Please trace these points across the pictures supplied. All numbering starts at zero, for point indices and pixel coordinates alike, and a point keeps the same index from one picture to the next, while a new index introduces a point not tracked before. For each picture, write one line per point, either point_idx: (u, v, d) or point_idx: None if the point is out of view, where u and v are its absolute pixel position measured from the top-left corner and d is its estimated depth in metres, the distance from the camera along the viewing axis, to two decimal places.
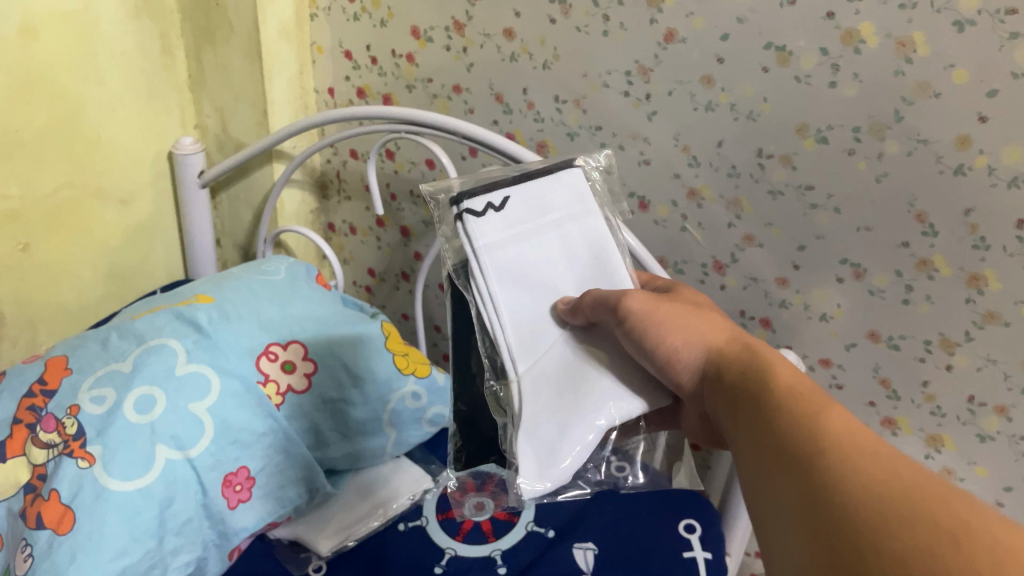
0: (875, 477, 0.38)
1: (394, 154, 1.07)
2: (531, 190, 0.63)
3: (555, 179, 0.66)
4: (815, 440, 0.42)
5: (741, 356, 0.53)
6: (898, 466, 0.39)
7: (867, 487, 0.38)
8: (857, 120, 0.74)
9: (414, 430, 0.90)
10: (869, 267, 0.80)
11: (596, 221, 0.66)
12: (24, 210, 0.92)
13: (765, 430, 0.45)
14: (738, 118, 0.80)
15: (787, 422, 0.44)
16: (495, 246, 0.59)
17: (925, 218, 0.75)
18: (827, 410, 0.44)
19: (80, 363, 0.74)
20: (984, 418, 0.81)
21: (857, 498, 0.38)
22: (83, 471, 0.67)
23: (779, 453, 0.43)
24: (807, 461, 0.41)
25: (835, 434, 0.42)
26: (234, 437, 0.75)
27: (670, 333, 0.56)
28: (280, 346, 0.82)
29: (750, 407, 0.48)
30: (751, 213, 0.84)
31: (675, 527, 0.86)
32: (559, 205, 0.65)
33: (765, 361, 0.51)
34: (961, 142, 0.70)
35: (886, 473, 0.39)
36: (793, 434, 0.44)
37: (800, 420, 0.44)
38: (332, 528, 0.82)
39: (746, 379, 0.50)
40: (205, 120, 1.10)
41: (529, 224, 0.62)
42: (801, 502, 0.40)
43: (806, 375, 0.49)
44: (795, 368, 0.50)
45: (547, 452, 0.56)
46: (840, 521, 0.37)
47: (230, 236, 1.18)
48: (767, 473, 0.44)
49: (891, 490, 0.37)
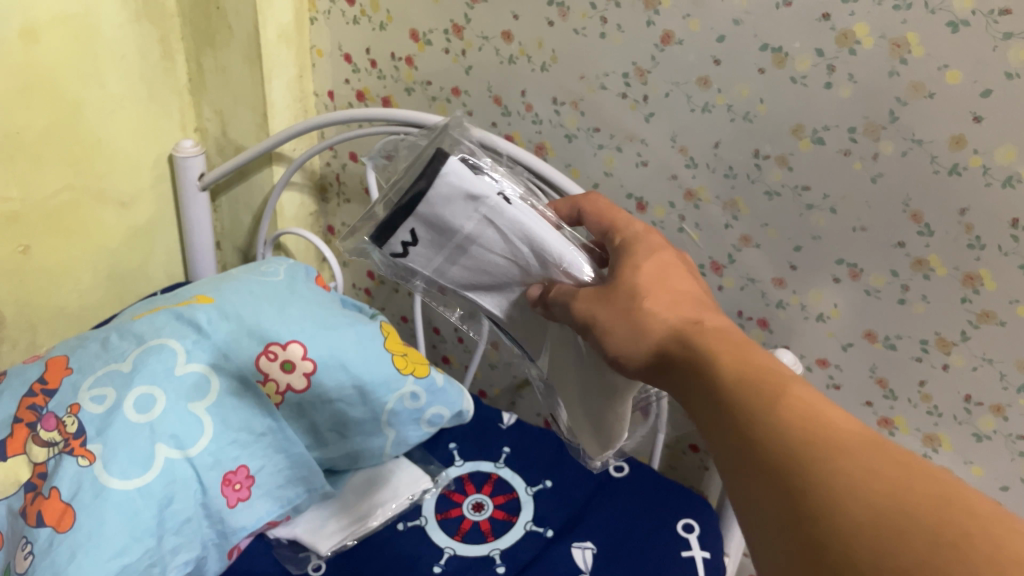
0: (859, 478, 0.35)
1: None
2: (425, 222, 0.56)
3: (433, 197, 0.55)
4: (786, 437, 0.38)
5: (702, 333, 0.48)
6: (878, 459, 0.35)
7: (848, 495, 0.34)
8: (853, 121, 0.74)
9: (413, 430, 0.90)
10: (865, 267, 0.81)
11: (506, 211, 0.56)
12: (24, 212, 0.92)
13: (728, 426, 0.41)
14: (735, 119, 0.80)
15: (754, 418, 0.40)
16: (439, 272, 0.60)
17: (921, 218, 0.75)
18: (789, 398, 0.40)
19: (80, 362, 0.75)
20: (981, 418, 0.82)
21: (837, 513, 0.34)
22: (83, 469, 0.67)
23: (744, 457, 0.39)
24: (780, 466, 0.37)
25: (801, 428, 0.38)
26: (234, 437, 0.76)
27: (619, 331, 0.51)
28: (280, 345, 0.81)
29: (707, 396, 0.44)
30: (748, 213, 0.85)
31: (673, 526, 0.86)
32: (459, 219, 0.56)
33: (716, 342, 0.46)
34: (955, 142, 0.71)
35: (865, 475, 0.35)
36: (761, 431, 0.39)
37: (763, 415, 0.40)
38: (332, 529, 0.82)
39: (699, 366, 0.46)
40: (205, 123, 1.10)
41: (448, 246, 0.58)
42: (781, 517, 0.36)
43: (768, 355, 0.44)
44: (755, 347, 0.46)
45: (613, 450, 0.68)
46: (826, 533, 0.34)
47: (230, 239, 1.18)
48: (742, 476, 0.39)
49: (878, 493, 0.34)
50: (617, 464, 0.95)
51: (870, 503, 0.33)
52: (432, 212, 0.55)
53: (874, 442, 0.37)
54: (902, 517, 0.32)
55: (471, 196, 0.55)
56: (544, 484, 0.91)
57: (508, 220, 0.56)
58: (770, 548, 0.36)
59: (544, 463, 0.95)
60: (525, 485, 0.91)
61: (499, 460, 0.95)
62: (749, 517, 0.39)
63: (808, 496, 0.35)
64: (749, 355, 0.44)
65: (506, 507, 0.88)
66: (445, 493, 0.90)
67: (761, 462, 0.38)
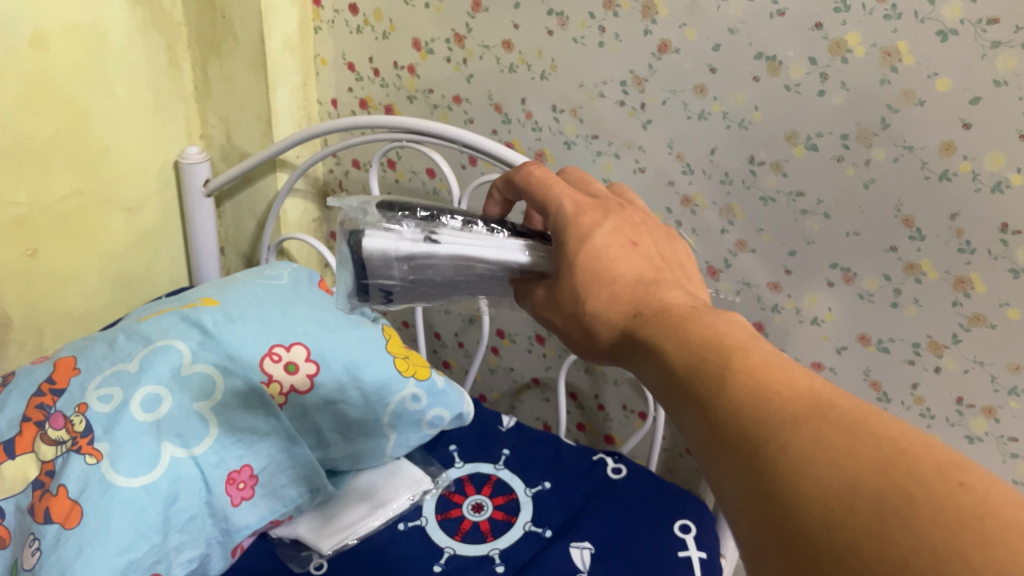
0: (805, 451, 0.34)
1: (395, 164, 1.09)
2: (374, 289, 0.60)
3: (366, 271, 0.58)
4: (734, 414, 0.38)
5: (655, 313, 0.48)
6: (823, 425, 0.35)
7: (800, 470, 0.34)
8: (845, 127, 0.76)
9: (414, 432, 0.92)
10: (859, 272, 0.82)
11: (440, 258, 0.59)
12: (32, 216, 0.94)
13: (686, 409, 0.41)
14: (731, 126, 0.82)
15: (705, 398, 0.40)
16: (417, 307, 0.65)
17: (912, 222, 0.77)
18: (735, 372, 0.39)
19: (88, 363, 0.76)
20: (973, 420, 0.83)
21: (791, 489, 0.34)
22: (90, 467, 0.68)
23: (703, 438, 0.39)
24: (736, 448, 0.37)
25: (752, 404, 0.37)
26: (237, 437, 0.77)
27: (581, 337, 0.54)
28: (284, 348, 0.83)
29: (666, 379, 0.44)
30: (743, 219, 0.86)
31: (671, 527, 0.87)
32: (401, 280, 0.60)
33: (671, 321, 0.46)
34: (945, 148, 0.72)
35: (816, 449, 0.34)
36: (712, 412, 0.39)
37: (717, 397, 0.39)
38: (333, 527, 0.83)
39: (658, 348, 0.45)
40: (210, 131, 1.12)
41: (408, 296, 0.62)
42: (742, 501, 0.36)
43: (712, 326, 0.44)
44: (701, 320, 0.45)
45: None
46: (783, 512, 0.33)
47: (233, 245, 1.20)
48: (704, 458, 0.39)
49: (824, 464, 0.33)
50: (616, 465, 0.97)
51: (818, 476, 0.33)
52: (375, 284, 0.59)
53: (819, 406, 0.36)
54: (854, 491, 0.32)
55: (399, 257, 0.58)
56: (542, 486, 0.93)
57: (443, 258, 0.59)
58: (737, 531, 0.36)
59: (543, 465, 0.96)
60: (524, 486, 0.93)
61: (499, 462, 0.96)
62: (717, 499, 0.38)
63: (764, 478, 0.35)
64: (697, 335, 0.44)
65: (505, 508, 0.90)
66: (445, 494, 0.91)
67: (720, 444, 0.38)
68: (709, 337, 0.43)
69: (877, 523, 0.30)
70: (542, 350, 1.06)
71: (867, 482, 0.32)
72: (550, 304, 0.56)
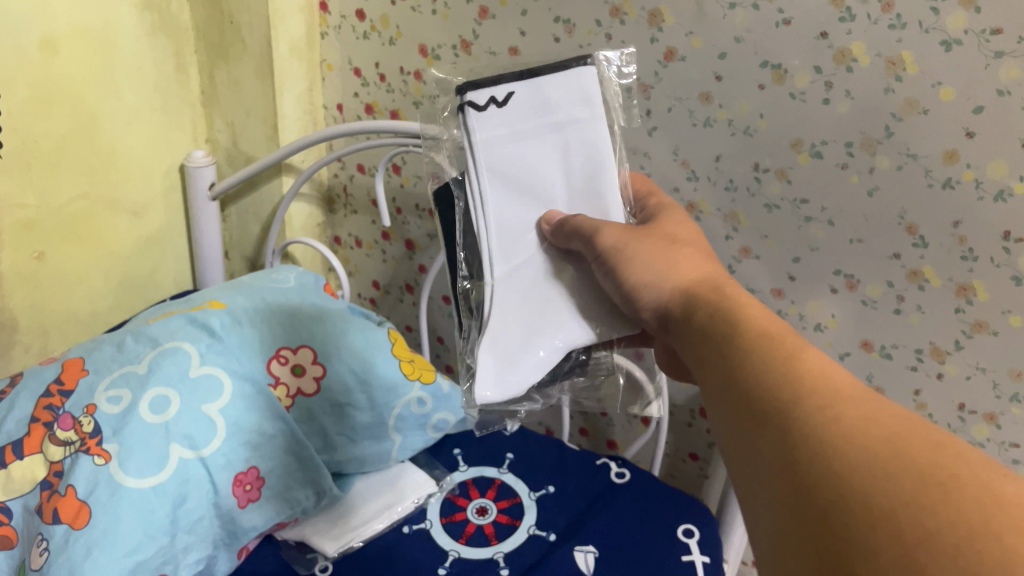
0: (856, 426, 0.38)
1: (400, 169, 1.09)
2: (538, 89, 0.64)
3: (570, 76, 0.65)
4: (788, 390, 0.42)
5: (713, 298, 0.53)
6: (877, 413, 0.39)
7: (846, 442, 0.38)
8: (849, 135, 0.77)
9: (418, 435, 0.92)
10: (862, 278, 0.83)
11: (600, 129, 0.66)
12: (40, 218, 0.94)
13: (736, 384, 0.45)
14: (736, 133, 0.83)
15: (761, 373, 0.44)
16: (490, 143, 0.62)
17: (916, 230, 0.78)
18: (800, 358, 0.44)
19: (96, 364, 0.76)
20: (975, 425, 0.84)
21: (835, 457, 0.37)
22: (100, 468, 0.69)
23: (750, 409, 0.43)
24: (787, 418, 0.41)
25: (809, 387, 0.42)
26: (245, 439, 0.77)
27: (653, 271, 0.58)
28: (291, 350, 0.84)
29: (720, 358, 0.48)
30: (747, 226, 0.87)
31: (673, 531, 0.88)
32: (563, 108, 0.65)
33: (738, 306, 0.51)
34: (949, 157, 0.73)
35: (869, 425, 0.38)
36: (766, 386, 0.43)
37: (773, 375, 0.43)
38: (338, 530, 0.83)
39: (722, 328, 0.50)
40: (216, 135, 1.13)
41: (528, 124, 0.64)
42: (779, 467, 0.39)
43: (778, 318, 0.49)
44: (768, 312, 0.50)
45: (505, 360, 0.64)
46: (821, 477, 0.37)
47: (238, 248, 1.20)
48: (744, 429, 0.43)
49: (873, 440, 0.37)
50: (619, 470, 0.97)
51: (864, 448, 0.37)
52: (545, 87, 0.64)
53: (877, 400, 0.40)
54: (897, 470, 0.35)
55: (588, 99, 0.65)
56: (546, 490, 0.93)
57: (599, 134, 0.66)
58: (763, 498, 0.40)
59: (548, 469, 0.97)
60: (528, 490, 0.93)
61: (503, 466, 0.97)
62: (749, 475, 0.42)
63: (810, 444, 0.39)
64: (755, 324, 0.49)
65: (509, 511, 0.90)
66: (449, 498, 0.92)
67: (766, 420, 0.42)
68: (778, 327, 0.48)
69: (918, 495, 0.33)
70: None
71: (913, 463, 0.35)
72: (624, 237, 0.60)
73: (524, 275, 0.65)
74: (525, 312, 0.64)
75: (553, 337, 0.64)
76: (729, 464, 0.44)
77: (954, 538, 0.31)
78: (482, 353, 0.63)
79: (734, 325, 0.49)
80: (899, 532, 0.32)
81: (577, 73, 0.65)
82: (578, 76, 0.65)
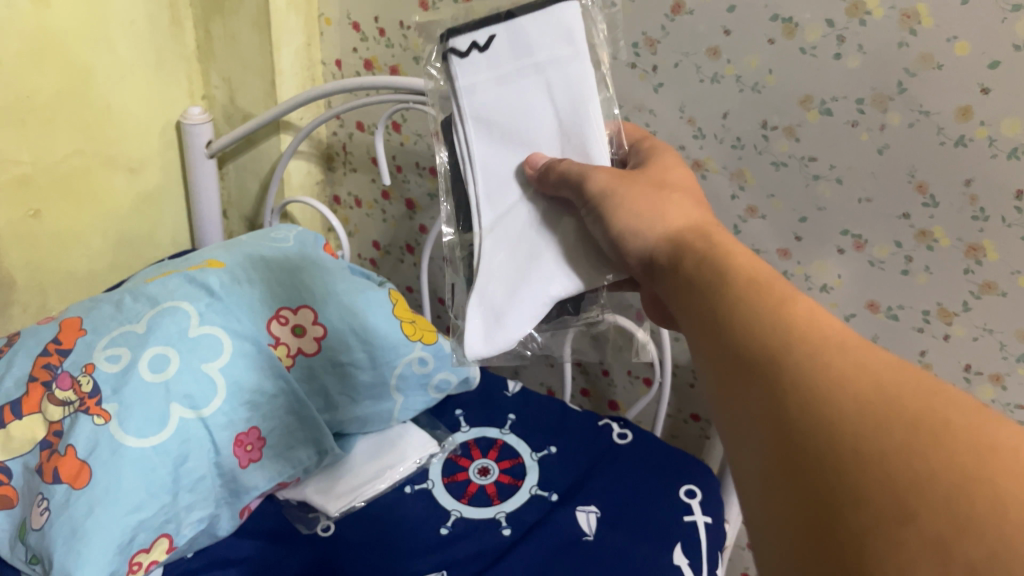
0: (845, 370, 0.37)
1: (400, 126, 1.08)
2: (521, 28, 0.62)
3: (550, 13, 0.62)
4: (775, 334, 0.41)
5: (698, 243, 0.51)
6: (866, 356, 0.38)
7: (836, 387, 0.37)
8: (860, 92, 0.75)
9: (420, 395, 0.92)
10: (870, 238, 0.82)
11: (582, 66, 0.64)
12: (35, 175, 0.93)
13: (721, 330, 0.44)
14: (744, 90, 0.81)
15: (747, 318, 0.43)
16: (475, 89, 0.61)
17: (926, 188, 0.76)
18: (785, 300, 0.43)
19: (94, 324, 0.75)
20: (980, 387, 0.83)
21: (825, 403, 0.36)
22: (99, 427, 0.68)
23: (735, 355, 0.42)
24: (775, 365, 0.39)
25: (796, 332, 0.40)
26: (246, 398, 0.77)
27: (637, 215, 0.56)
28: (291, 310, 0.83)
29: (703, 306, 0.46)
30: (753, 184, 0.86)
31: (675, 491, 0.88)
32: (545, 47, 0.63)
33: (723, 249, 0.49)
34: (962, 114, 0.71)
35: (858, 368, 0.37)
36: (753, 332, 0.42)
37: (760, 321, 0.42)
38: (341, 490, 0.84)
39: (706, 273, 0.48)
40: (212, 91, 1.10)
41: (510, 66, 0.62)
42: (768, 415, 0.38)
43: (763, 261, 0.48)
44: (753, 256, 0.49)
45: (493, 317, 0.64)
46: (812, 425, 0.36)
47: (236, 207, 1.19)
48: (730, 377, 0.41)
49: (864, 385, 0.36)
50: (621, 431, 0.97)
51: (855, 394, 0.36)
52: (524, 28, 0.62)
53: (865, 342, 0.39)
54: (888, 417, 0.34)
55: (569, 36, 0.63)
56: (549, 450, 0.93)
57: (580, 75, 0.64)
58: (752, 447, 0.39)
59: (550, 428, 0.96)
60: (530, 450, 0.93)
61: (505, 426, 0.97)
62: (736, 423, 0.41)
63: (799, 392, 0.37)
64: (742, 271, 0.47)
65: (511, 472, 0.90)
66: (451, 458, 0.92)
67: (753, 367, 0.40)
68: (761, 270, 0.46)
69: (911, 443, 0.33)
70: None
71: (902, 406, 0.35)
72: (611, 182, 0.58)
73: (511, 223, 0.64)
74: (512, 261, 0.64)
75: (538, 291, 0.64)
76: (715, 413, 0.43)
77: (950, 484, 0.31)
78: (467, 313, 0.65)
79: (718, 270, 0.47)
80: (891, 480, 0.32)
81: (558, 9, 0.63)
82: (558, 12, 0.62)
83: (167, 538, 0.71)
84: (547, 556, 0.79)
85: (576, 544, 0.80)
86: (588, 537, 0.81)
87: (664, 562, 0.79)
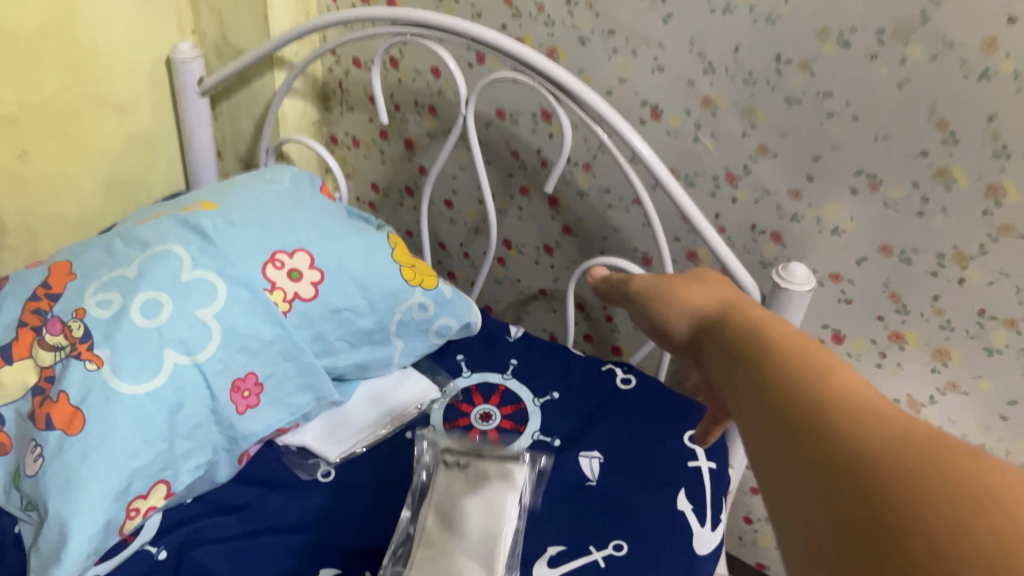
0: (857, 404, 0.35)
1: (397, 63, 1.04)
2: None
3: None
4: (788, 375, 0.38)
5: (714, 303, 0.48)
6: (875, 394, 0.36)
7: (856, 424, 0.34)
8: (881, 23, 0.71)
9: (420, 340, 0.91)
10: (885, 178, 0.79)
11: None
12: (21, 114, 0.90)
13: (739, 385, 0.40)
14: (757, 21, 0.77)
15: (760, 367, 0.40)
16: None
17: (946, 125, 0.73)
18: (796, 344, 0.40)
19: (84, 268, 0.73)
20: (994, 332, 0.80)
21: (846, 444, 0.33)
22: (92, 373, 0.67)
23: (754, 404, 0.38)
24: (792, 409, 0.36)
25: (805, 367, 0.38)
26: (243, 345, 0.74)
27: (678, 297, 0.50)
28: (286, 254, 0.79)
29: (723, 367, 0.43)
30: (765, 123, 0.82)
31: (679, 438, 0.86)
32: None
33: (734, 305, 0.47)
34: (987, 45, 0.68)
35: (874, 408, 0.35)
36: (767, 379, 0.39)
37: (772, 364, 0.39)
38: (342, 438, 0.83)
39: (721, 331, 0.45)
40: (203, 26, 1.06)
41: None
42: (792, 462, 0.35)
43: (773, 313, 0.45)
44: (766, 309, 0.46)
45: None
46: (841, 467, 0.32)
47: (231, 148, 1.15)
48: (752, 430, 0.38)
49: (884, 423, 0.33)
50: (625, 375, 0.95)
51: (879, 431, 0.33)
52: None
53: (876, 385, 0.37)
54: (912, 449, 0.31)
55: None
56: (551, 396, 0.92)
57: None
58: (782, 502, 0.35)
59: (552, 374, 0.95)
60: (532, 396, 0.92)
61: (507, 372, 0.95)
62: (762, 478, 0.37)
63: (816, 429, 0.35)
64: (764, 320, 0.44)
65: (512, 417, 0.89)
66: (453, 403, 0.90)
67: (772, 414, 0.37)
68: (773, 322, 0.43)
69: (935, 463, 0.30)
70: (550, 260, 1.09)
71: (926, 440, 0.32)
72: (664, 280, 0.53)
73: None
74: None
75: None
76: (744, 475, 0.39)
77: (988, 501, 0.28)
78: None
79: (734, 326, 0.44)
80: (928, 510, 0.28)
81: None
82: None
83: (164, 485, 0.70)
84: (548, 503, 0.78)
85: (578, 491, 0.79)
86: (590, 483, 0.80)
87: (667, 510, 0.78)
